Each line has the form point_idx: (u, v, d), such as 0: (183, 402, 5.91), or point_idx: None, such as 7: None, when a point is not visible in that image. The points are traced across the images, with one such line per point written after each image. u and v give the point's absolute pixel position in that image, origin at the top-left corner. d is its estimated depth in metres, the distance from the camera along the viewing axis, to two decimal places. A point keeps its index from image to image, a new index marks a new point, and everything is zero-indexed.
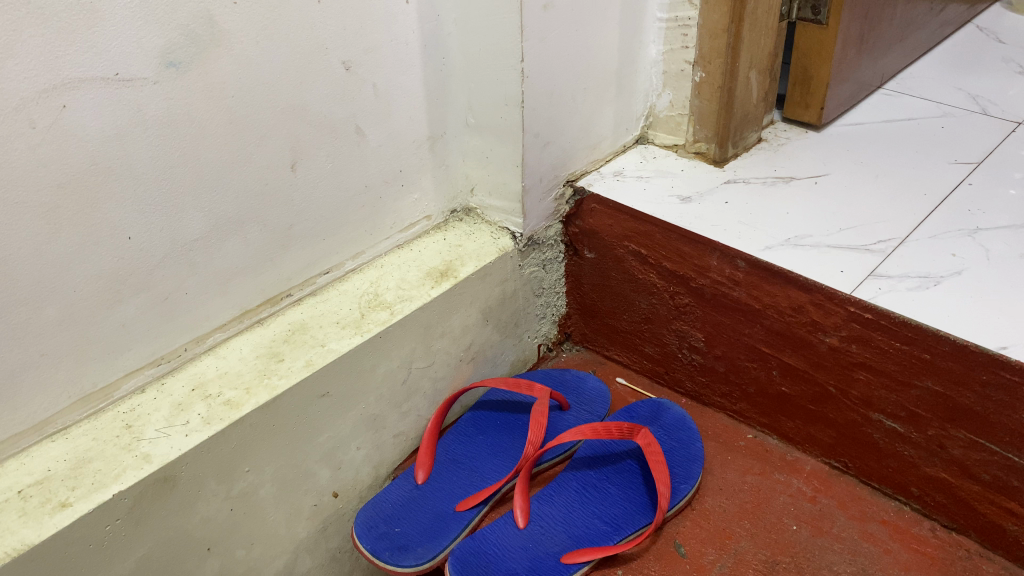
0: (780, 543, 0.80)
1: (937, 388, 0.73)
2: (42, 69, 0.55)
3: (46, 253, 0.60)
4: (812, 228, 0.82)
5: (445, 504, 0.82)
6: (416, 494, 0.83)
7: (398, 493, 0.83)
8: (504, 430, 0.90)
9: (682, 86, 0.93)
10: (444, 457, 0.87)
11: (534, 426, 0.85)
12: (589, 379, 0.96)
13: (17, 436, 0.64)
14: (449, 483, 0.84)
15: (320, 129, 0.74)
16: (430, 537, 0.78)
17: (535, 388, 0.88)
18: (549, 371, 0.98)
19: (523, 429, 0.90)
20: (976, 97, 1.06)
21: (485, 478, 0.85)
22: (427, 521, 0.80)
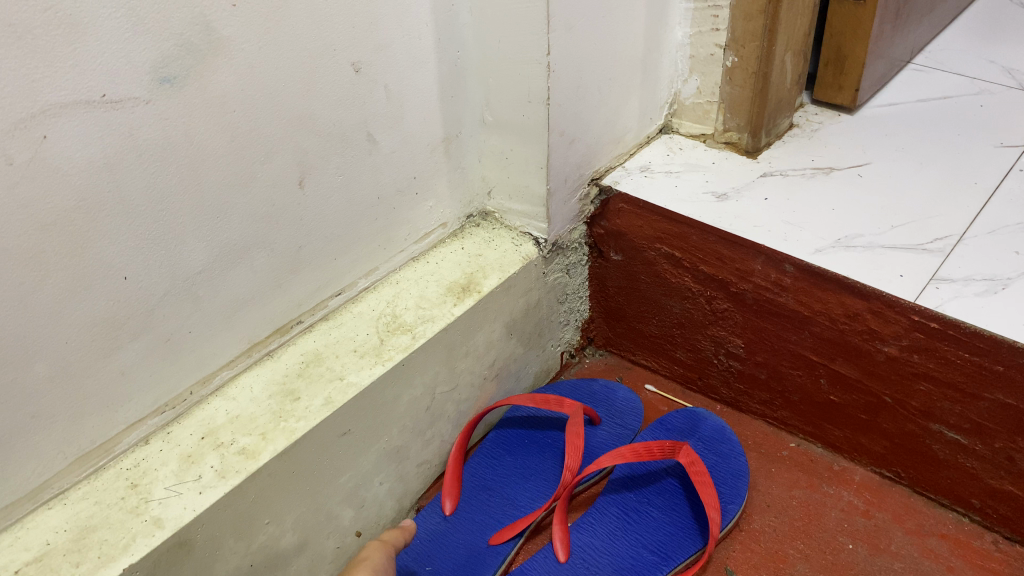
0: (837, 565, 0.75)
1: (1009, 401, 0.67)
2: (17, 96, 0.47)
3: (32, 304, 0.52)
4: (862, 227, 0.77)
5: (478, 534, 0.76)
6: (446, 527, 0.77)
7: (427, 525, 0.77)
8: (532, 450, 0.85)
9: (712, 72, 0.87)
10: (471, 482, 0.82)
11: (571, 448, 0.80)
12: (618, 390, 0.91)
13: (9, 507, 0.57)
14: (480, 510, 0.79)
15: (330, 139, 0.66)
16: (467, 572, 0.73)
17: (567, 404, 0.83)
18: (575, 383, 0.92)
19: (554, 449, 0.84)
20: (1011, 71, 1.01)
21: (517, 503, 0.79)
22: (462, 556, 0.74)
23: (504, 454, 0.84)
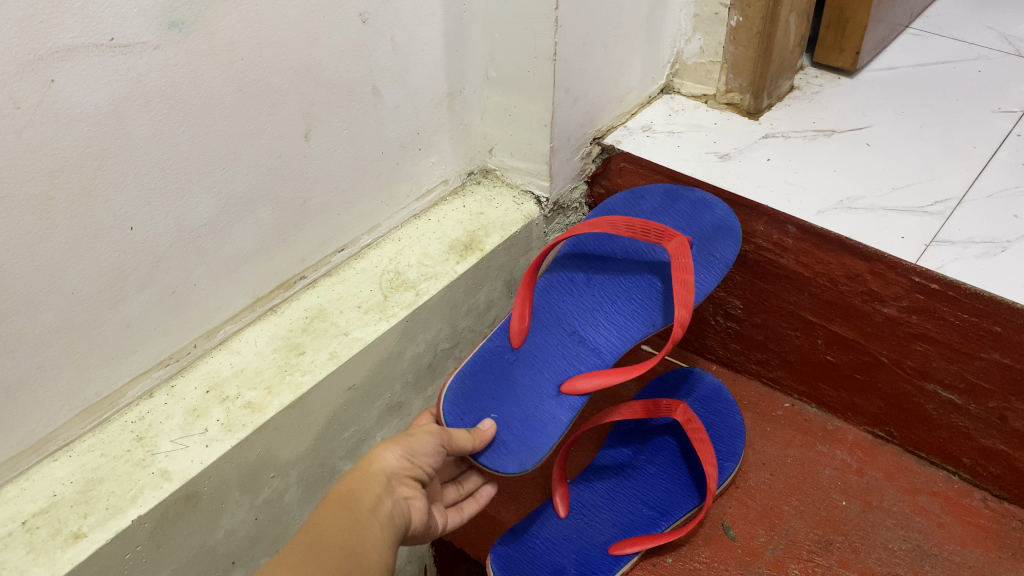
0: (832, 521, 0.76)
1: (1006, 361, 0.68)
2: (25, 37, 0.46)
3: (39, 253, 0.51)
4: (863, 189, 0.77)
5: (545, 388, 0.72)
6: (510, 367, 0.72)
7: (491, 364, 0.72)
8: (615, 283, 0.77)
9: (716, 31, 0.87)
10: (541, 312, 0.76)
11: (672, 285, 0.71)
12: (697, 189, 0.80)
13: (15, 458, 0.56)
14: (553, 350, 0.74)
15: (336, 91, 0.65)
16: (534, 434, 0.68)
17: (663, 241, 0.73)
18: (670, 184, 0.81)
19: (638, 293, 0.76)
20: (1009, 37, 1.01)
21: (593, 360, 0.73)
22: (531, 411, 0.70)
23: (584, 277, 0.78)
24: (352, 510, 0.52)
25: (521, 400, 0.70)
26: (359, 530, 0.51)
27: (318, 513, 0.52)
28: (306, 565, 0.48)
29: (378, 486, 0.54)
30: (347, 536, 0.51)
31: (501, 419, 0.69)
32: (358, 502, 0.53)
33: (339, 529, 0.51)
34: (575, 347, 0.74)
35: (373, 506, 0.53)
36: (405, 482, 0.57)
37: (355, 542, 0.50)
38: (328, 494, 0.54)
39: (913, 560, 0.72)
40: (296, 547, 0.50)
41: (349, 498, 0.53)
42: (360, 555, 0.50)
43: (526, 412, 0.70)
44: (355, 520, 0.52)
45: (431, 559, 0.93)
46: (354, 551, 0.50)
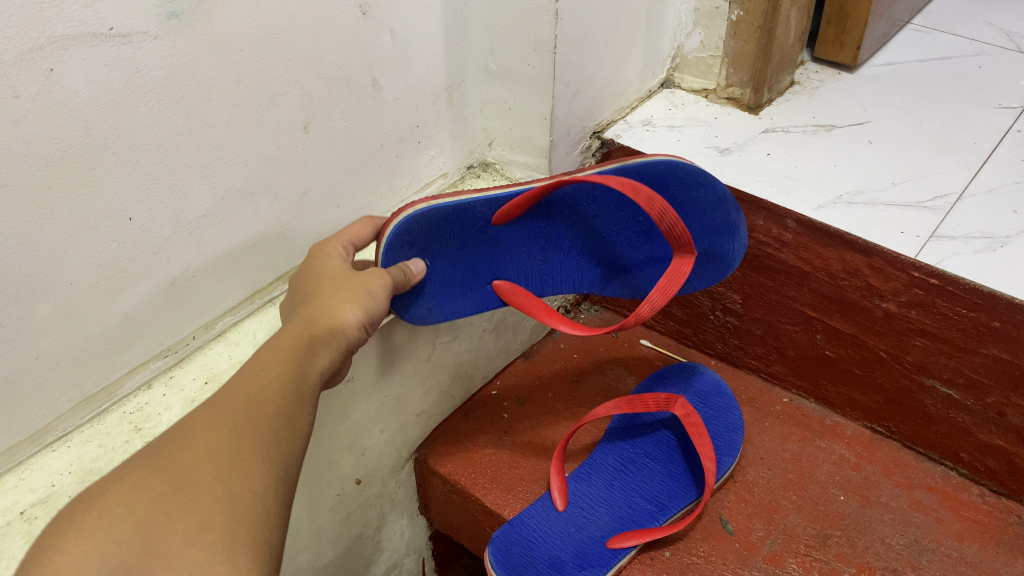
0: (829, 515, 0.76)
1: (1004, 356, 0.68)
2: (23, 26, 0.46)
3: (38, 243, 0.51)
4: (863, 184, 0.77)
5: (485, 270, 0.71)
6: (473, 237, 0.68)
7: (462, 223, 0.67)
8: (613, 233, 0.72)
9: (717, 25, 0.87)
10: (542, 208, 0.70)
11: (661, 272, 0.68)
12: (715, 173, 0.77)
13: (13, 448, 0.56)
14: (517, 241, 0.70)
15: (336, 83, 0.65)
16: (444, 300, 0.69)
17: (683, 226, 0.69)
18: None
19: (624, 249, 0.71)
20: (1010, 33, 1.01)
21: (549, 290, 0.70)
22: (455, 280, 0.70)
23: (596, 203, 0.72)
24: (299, 374, 0.50)
25: (456, 264, 0.69)
26: (300, 398, 0.49)
27: (259, 364, 0.49)
28: (235, 423, 0.45)
29: (333, 352, 0.53)
30: (287, 395, 0.48)
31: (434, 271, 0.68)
32: (304, 364, 0.51)
33: (281, 391, 0.48)
34: (530, 257, 0.72)
35: (322, 370, 0.52)
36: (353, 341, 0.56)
37: (290, 412, 0.47)
38: (277, 342, 0.51)
39: (910, 555, 0.72)
40: (229, 396, 0.47)
41: (291, 353, 0.51)
42: (296, 420, 0.47)
43: (450, 283, 0.69)
44: (297, 388, 0.49)
45: (429, 553, 0.93)
46: (291, 416, 0.47)
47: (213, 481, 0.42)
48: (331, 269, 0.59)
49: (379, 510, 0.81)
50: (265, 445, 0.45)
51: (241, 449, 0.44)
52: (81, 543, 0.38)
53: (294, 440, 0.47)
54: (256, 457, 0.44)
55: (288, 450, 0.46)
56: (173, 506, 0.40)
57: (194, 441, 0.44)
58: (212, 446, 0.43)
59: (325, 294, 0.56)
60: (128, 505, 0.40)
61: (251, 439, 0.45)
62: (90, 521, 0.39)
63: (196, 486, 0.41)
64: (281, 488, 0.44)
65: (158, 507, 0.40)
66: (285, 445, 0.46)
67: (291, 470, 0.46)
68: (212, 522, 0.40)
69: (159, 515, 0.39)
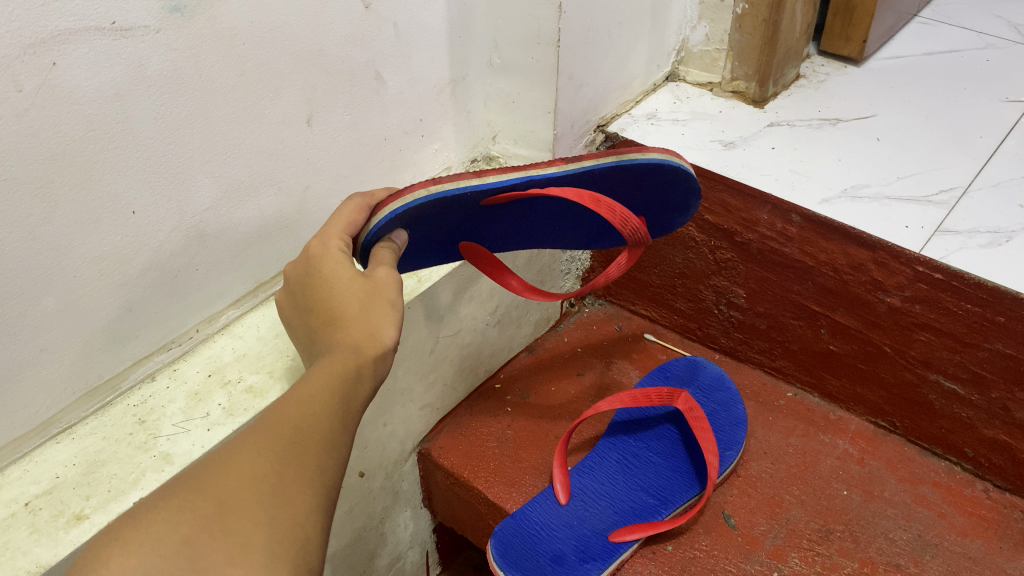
0: (833, 510, 0.76)
1: (1008, 351, 0.68)
2: (26, 20, 0.46)
3: (41, 236, 0.51)
4: (868, 178, 0.77)
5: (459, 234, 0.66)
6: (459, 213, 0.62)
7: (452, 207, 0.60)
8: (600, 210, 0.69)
9: (722, 19, 0.87)
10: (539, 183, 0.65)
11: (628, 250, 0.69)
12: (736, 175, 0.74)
13: (17, 440, 0.57)
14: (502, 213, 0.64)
15: (339, 76, 0.65)
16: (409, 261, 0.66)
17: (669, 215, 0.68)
18: None
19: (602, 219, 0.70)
20: (1018, 26, 1.01)
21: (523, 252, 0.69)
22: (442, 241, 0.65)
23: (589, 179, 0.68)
24: (348, 397, 0.46)
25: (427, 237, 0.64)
26: (348, 419, 0.46)
27: (305, 384, 0.46)
28: (284, 445, 0.42)
29: (376, 374, 0.49)
30: (338, 416, 0.45)
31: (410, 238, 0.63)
32: (349, 390, 0.46)
33: (331, 416, 0.44)
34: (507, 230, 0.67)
35: (366, 395, 0.48)
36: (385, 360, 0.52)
37: (339, 435, 0.44)
38: (322, 365, 0.47)
39: (913, 550, 0.72)
40: (275, 418, 0.43)
41: (341, 380, 0.47)
42: (344, 445, 0.44)
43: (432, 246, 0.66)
44: (345, 410, 0.46)
45: (434, 545, 0.94)
46: (341, 441, 0.44)
47: (259, 505, 0.39)
48: (349, 275, 0.53)
49: (383, 502, 0.81)
50: (314, 466, 0.42)
51: (290, 472, 0.41)
52: (124, 558, 0.35)
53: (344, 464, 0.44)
54: (304, 480, 0.41)
55: (335, 476, 0.43)
56: (216, 529, 0.37)
57: (239, 461, 0.40)
58: (260, 468, 0.40)
59: (346, 305, 0.52)
60: (173, 522, 0.37)
61: (300, 458, 0.41)
62: (136, 535, 0.36)
63: (242, 508, 0.38)
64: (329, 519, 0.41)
65: (203, 532, 0.37)
66: (332, 471, 0.43)
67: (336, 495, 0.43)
68: (254, 546, 0.37)
69: (203, 537, 0.37)
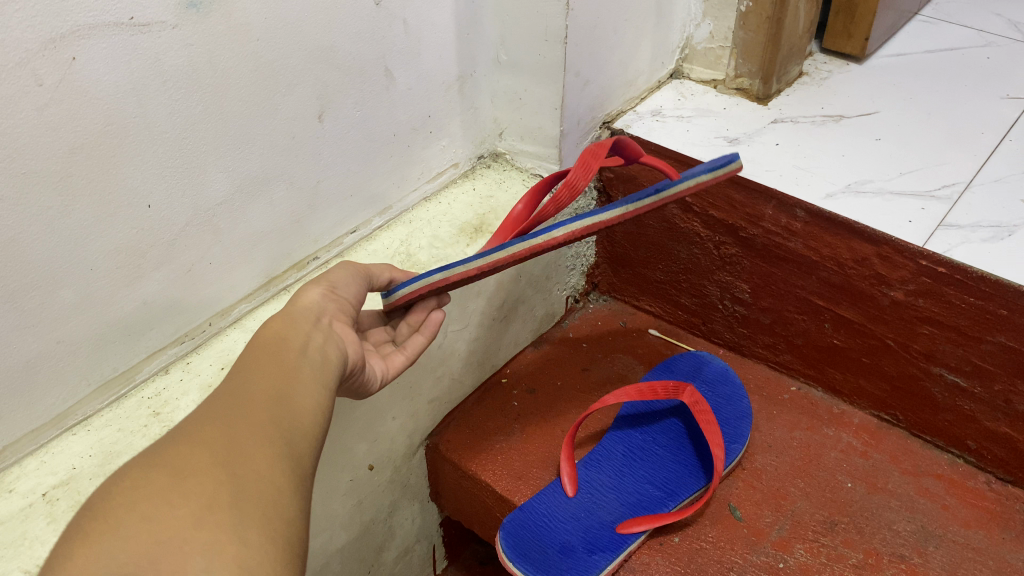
0: (837, 502, 0.76)
1: (1010, 344, 0.69)
2: (46, 15, 0.46)
3: (59, 229, 0.52)
4: (871, 174, 0.78)
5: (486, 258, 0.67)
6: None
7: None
8: None
9: (726, 16, 0.88)
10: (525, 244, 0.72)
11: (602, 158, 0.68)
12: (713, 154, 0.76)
13: (34, 432, 0.57)
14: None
15: (350, 73, 0.66)
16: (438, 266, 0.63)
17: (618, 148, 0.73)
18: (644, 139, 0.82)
19: None
20: (1018, 24, 1.02)
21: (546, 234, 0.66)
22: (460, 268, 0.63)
23: None
24: (284, 356, 0.48)
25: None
26: (293, 378, 0.47)
27: (241, 367, 0.48)
28: (229, 418, 0.43)
29: (307, 325, 0.52)
30: (278, 382, 0.46)
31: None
32: (282, 350, 0.49)
33: (267, 378, 0.46)
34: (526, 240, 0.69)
35: (302, 343, 0.50)
36: (337, 322, 0.55)
37: (283, 391, 0.46)
38: (255, 341, 0.51)
39: (916, 541, 0.73)
40: (214, 400, 0.45)
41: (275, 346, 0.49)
42: (291, 397, 0.46)
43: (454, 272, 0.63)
44: (286, 374, 0.47)
45: (440, 539, 0.94)
46: (285, 394, 0.46)
47: (215, 466, 0.39)
48: None
49: (391, 496, 0.82)
50: (264, 425, 0.43)
51: (239, 433, 0.42)
52: (88, 547, 0.34)
53: (298, 419, 0.45)
54: (260, 442, 0.42)
55: (292, 427, 0.44)
56: (176, 496, 0.37)
57: (188, 437, 0.41)
58: (211, 439, 0.41)
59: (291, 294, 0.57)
60: (131, 502, 0.37)
61: (247, 422, 0.43)
62: (97, 525, 0.35)
63: (198, 471, 0.38)
64: (293, 467, 0.42)
65: (160, 503, 0.36)
66: (290, 424, 0.44)
67: (300, 446, 0.43)
68: (218, 503, 0.37)
69: (162, 505, 0.36)
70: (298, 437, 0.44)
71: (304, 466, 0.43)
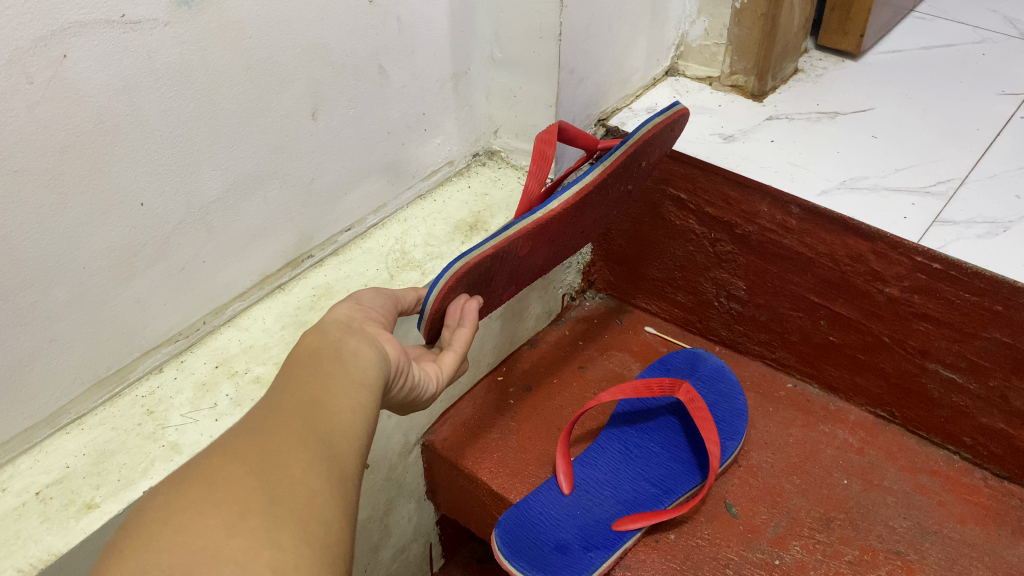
0: (833, 499, 0.76)
1: (1005, 339, 0.69)
2: (37, 12, 0.46)
3: (51, 227, 0.52)
4: (866, 170, 0.78)
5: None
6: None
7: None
8: None
9: (721, 13, 0.88)
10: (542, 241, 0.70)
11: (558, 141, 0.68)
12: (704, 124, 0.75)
13: (27, 430, 0.57)
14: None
15: (343, 70, 0.66)
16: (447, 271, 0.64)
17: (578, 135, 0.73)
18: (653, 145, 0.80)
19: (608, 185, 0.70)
20: (1013, 20, 1.02)
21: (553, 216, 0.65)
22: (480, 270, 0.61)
23: None
24: (317, 361, 0.46)
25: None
26: (329, 380, 0.44)
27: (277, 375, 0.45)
28: (262, 423, 0.40)
29: (337, 332, 0.49)
30: (315, 384, 0.44)
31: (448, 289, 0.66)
32: (319, 354, 0.46)
33: (303, 383, 0.44)
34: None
35: (339, 349, 0.47)
36: (371, 327, 0.53)
37: (320, 394, 0.43)
38: (292, 356, 0.47)
39: (912, 537, 0.73)
40: (251, 411, 0.42)
41: (309, 351, 0.47)
42: (328, 400, 0.43)
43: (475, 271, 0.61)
44: (323, 376, 0.44)
45: (437, 538, 0.94)
46: (323, 398, 0.43)
47: (249, 475, 0.36)
48: None
49: (387, 494, 0.82)
50: (302, 430, 0.40)
51: (274, 439, 0.39)
52: (122, 563, 0.32)
53: (337, 421, 0.42)
54: (295, 445, 0.39)
55: (331, 429, 0.41)
56: (210, 505, 0.34)
57: (222, 449, 0.38)
58: (245, 446, 0.38)
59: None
60: (164, 517, 0.34)
61: (284, 428, 0.40)
62: (129, 541, 0.33)
63: (233, 481, 0.36)
64: (335, 471, 0.39)
65: (194, 513, 0.34)
66: (329, 426, 0.41)
67: (342, 448, 0.41)
68: (252, 510, 0.35)
69: (196, 515, 0.34)
70: (339, 439, 0.41)
71: (347, 469, 0.40)
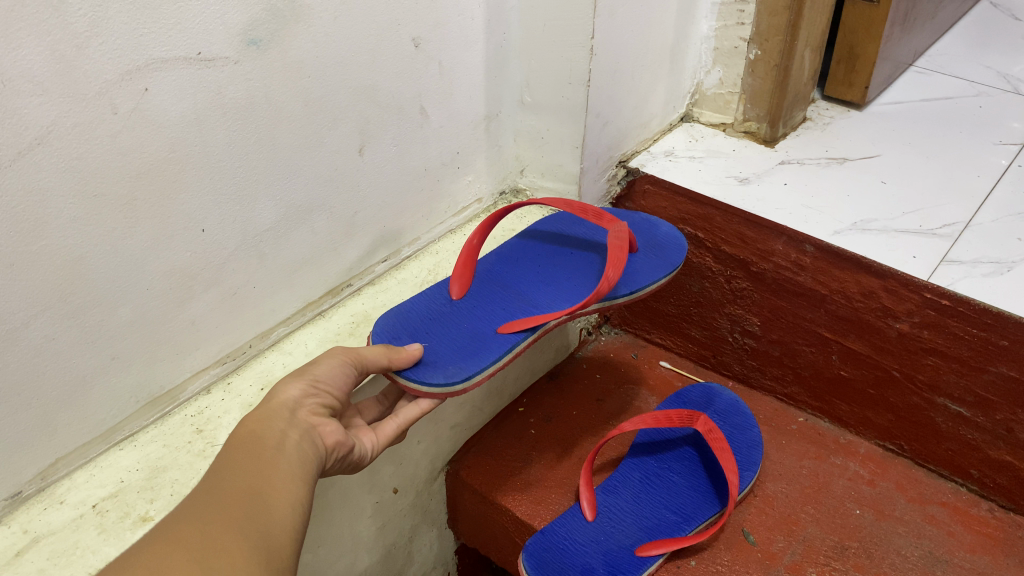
0: (847, 528, 0.79)
1: (1011, 373, 0.72)
2: (126, 48, 0.50)
3: (122, 249, 0.55)
4: (876, 213, 0.82)
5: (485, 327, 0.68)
6: (448, 313, 0.70)
7: (429, 308, 0.70)
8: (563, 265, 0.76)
9: (735, 64, 0.93)
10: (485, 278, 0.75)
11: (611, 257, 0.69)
12: (662, 226, 0.81)
13: (85, 445, 0.59)
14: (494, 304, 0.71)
15: (388, 110, 0.70)
16: (467, 357, 0.64)
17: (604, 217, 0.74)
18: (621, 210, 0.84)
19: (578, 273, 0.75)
20: (1007, 76, 1.07)
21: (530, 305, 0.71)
22: (458, 346, 0.65)
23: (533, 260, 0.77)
24: (257, 455, 0.49)
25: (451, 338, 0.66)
26: (265, 473, 0.48)
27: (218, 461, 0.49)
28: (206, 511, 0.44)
29: (284, 423, 0.53)
30: (255, 477, 0.47)
31: (431, 346, 0.65)
32: (260, 447, 0.50)
33: (246, 477, 0.47)
34: (515, 303, 0.71)
35: (280, 441, 0.51)
36: (315, 413, 0.55)
37: (256, 485, 0.47)
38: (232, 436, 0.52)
39: (924, 565, 0.75)
40: (194, 495, 0.46)
41: (250, 439, 0.51)
42: (268, 493, 0.47)
43: (456, 347, 0.65)
44: (265, 470, 0.48)
45: (455, 567, 0.96)
46: (262, 493, 0.47)
47: (190, 564, 0.40)
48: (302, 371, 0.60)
49: (412, 520, 0.84)
50: (240, 520, 0.44)
51: (216, 528, 0.43)
52: None
53: (274, 511, 0.46)
54: (233, 535, 0.43)
55: (268, 520, 0.45)
56: None
57: (164, 539, 0.42)
58: (187, 536, 0.42)
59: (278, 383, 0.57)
60: None
61: (221, 519, 0.44)
62: None
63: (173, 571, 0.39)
64: (269, 561, 0.43)
65: None
66: (264, 516, 0.45)
67: (278, 537, 0.45)
68: None
69: None
70: (275, 528, 0.45)
71: (281, 555, 0.44)
